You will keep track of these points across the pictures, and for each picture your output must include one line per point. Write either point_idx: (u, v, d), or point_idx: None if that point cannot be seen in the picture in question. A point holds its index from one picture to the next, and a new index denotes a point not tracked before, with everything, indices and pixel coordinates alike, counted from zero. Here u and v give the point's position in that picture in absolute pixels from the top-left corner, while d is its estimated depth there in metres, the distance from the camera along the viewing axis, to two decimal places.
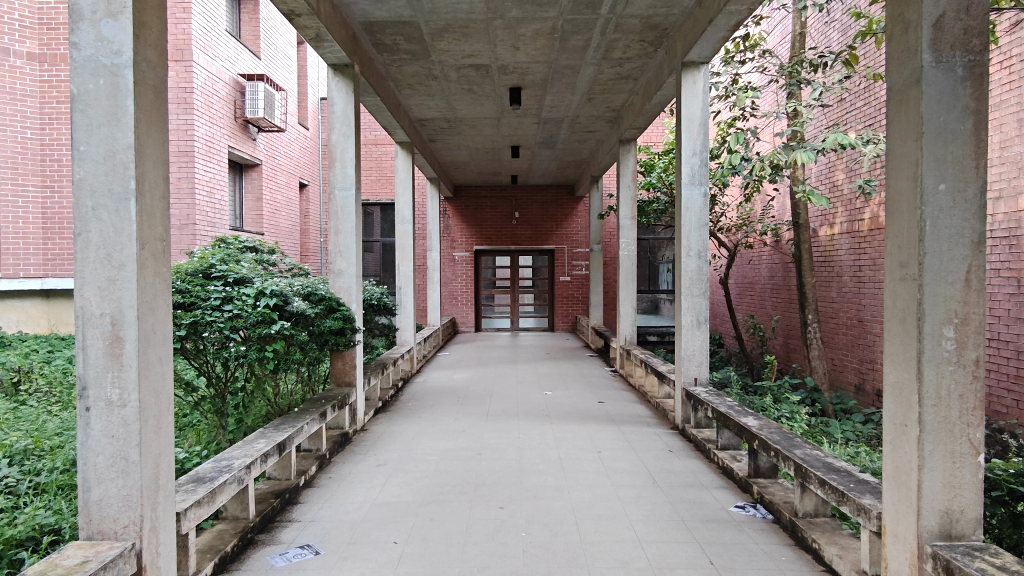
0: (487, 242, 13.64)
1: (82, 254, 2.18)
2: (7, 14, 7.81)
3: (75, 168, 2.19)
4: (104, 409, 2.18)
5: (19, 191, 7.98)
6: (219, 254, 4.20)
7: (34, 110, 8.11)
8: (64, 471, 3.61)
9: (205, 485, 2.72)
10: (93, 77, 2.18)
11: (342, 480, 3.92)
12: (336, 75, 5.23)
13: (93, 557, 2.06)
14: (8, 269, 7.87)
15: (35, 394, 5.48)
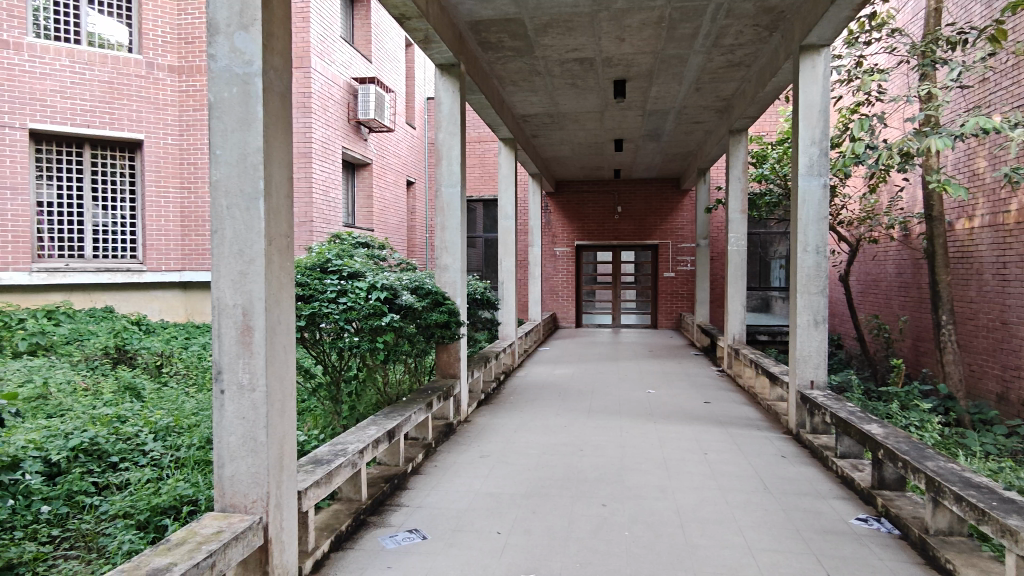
0: (589, 237, 13.55)
1: (218, 249, 2.37)
2: (151, 32, 8.64)
3: (212, 170, 2.38)
4: (237, 393, 2.35)
5: (162, 193, 8.82)
6: (335, 249, 4.42)
7: (174, 118, 8.89)
8: (200, 448, 3.96)
9: (323, 467, 2.89)
10: (228, 86, 2.36)
11: (447, 470, 4.03)
12: (443, 74, 5.35)
13: (227, 527, 2.23)
14: (153, 264, 8.72)
15: (176, 376, 6.05)
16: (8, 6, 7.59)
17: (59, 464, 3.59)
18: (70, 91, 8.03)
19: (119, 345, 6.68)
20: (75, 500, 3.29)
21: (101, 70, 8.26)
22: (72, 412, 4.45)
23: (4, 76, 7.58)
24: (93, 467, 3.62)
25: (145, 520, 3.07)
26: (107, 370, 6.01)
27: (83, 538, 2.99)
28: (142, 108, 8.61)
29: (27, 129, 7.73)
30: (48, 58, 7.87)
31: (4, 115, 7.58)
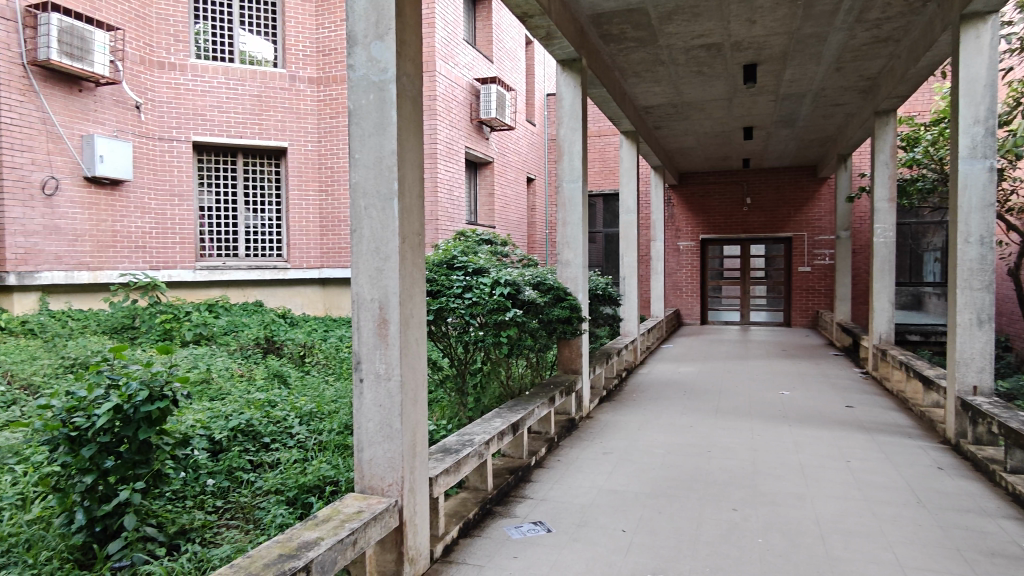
0: (715, 230, 13.03)
1: (358, 247, 2.54)
2: (294, 46, 9.34)
3: (352, 173, 2.54)
4: (374, 382, 2.50)
5: (304, 196, 9.50)
6: (460, 246, 4.56)
7: (314, 126, 9.51)
8: (340, 432, 4.24)
9: (452, 456, 3.00)
10: (365, 94, 2.51)
11: (571, 465, 4.04)
12: (565, 69, 5.35)
13: (366, 508, 2.37)
14: (296, 262, 9.45)
15: (317, 365, 6.53)
16: (176, 32, 8.63)
17: (222, 443, 3.99)
18: (226, 105, 8.89)
19: (267, 336, 7.31)
20: (235, 475, 3.64)
21: (251, 85, 9.05)
22: (231, 396, 4.93)
23: (172, 94, 8.60)
24: (248, 446, 4.00)
25: (294, 497, 3.34)
26: (259, 359, 6.59)
27: (242, 510, 3.31)
28: (287, 118, 9.31)
29: (190, 141, 8.71)
30: (207, 76, 8.78)
31: (172, 130, 8.59)
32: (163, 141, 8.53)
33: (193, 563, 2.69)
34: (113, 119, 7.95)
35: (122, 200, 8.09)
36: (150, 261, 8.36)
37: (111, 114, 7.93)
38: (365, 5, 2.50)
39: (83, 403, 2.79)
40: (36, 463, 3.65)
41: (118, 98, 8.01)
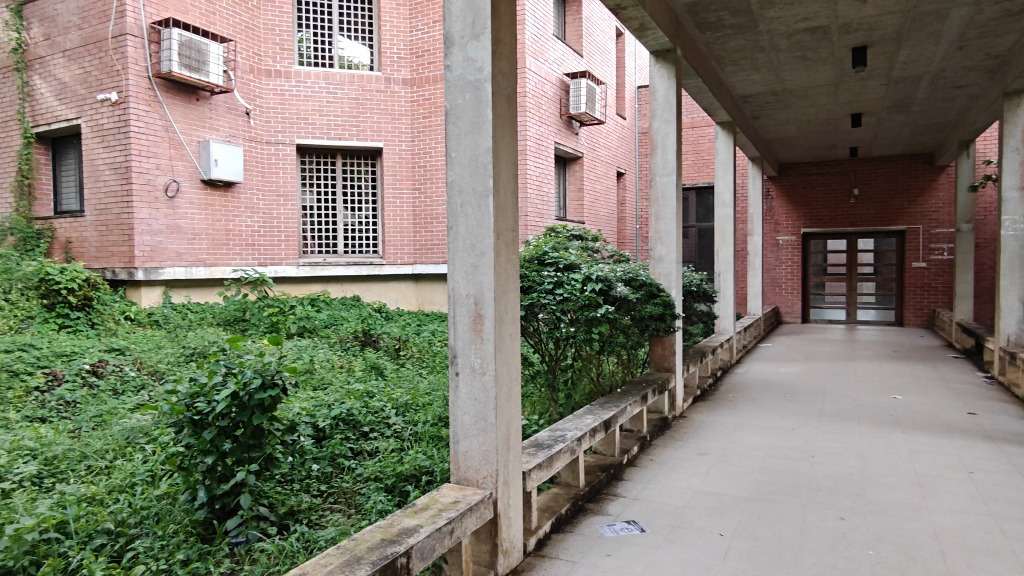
0: (818, 224, 12.37)
1: (454, 244, 2.60)
2: (389, 50, 9.65)
3: (449, 172, 2.61)
4: (470, 375, 2.56)
5: (398, 195, 9.80)
6: (551, 242, 4.57)
7: (407, 127, 9.79)
8: (434, 424, 4.36)
9: (544, 451, 3.02)
10: (462, 93, 2.56)
11: (664, 465, 3.96)
12: (659, 61, 5.22)
13: (462, 499, 2.43)
14: (391, 258, 9.78)
15: (412, 358, 6.74)
16: (281, 41, 9.13)
17: (325, 430, 4.21)
18: (326, 109, 9.30)
19: (365, 329, 7.62)
20: (337, 462, 3.83)
21: (349, 88, 9.43)
22: (332, 386, 5.18)
23: (278, 100, 9.09)
24: (349, 434, 4.19)
25: (392, 484, 3.46)
26: (357, 351, 6.88)
27: (344, 495, 3.48)
28: (382, 119, 9.64)
29: (294, 144, 9.20)
30: (310, 82, 9.23)
31: (278, 134, 9.10)
32: (271, 145, 9.06)
33: (301, 543, 2.86)
34: (226, 125, 8.54)
35: (234, 201, 8.65)
36: (258, 258, 8.89)
37: (224, 120, 8.52)
38: (462, 6, 2.55)
39: (204, 389, 3.02)
40: (163, 444, 3.98)
41: (231, 106, 8.59)
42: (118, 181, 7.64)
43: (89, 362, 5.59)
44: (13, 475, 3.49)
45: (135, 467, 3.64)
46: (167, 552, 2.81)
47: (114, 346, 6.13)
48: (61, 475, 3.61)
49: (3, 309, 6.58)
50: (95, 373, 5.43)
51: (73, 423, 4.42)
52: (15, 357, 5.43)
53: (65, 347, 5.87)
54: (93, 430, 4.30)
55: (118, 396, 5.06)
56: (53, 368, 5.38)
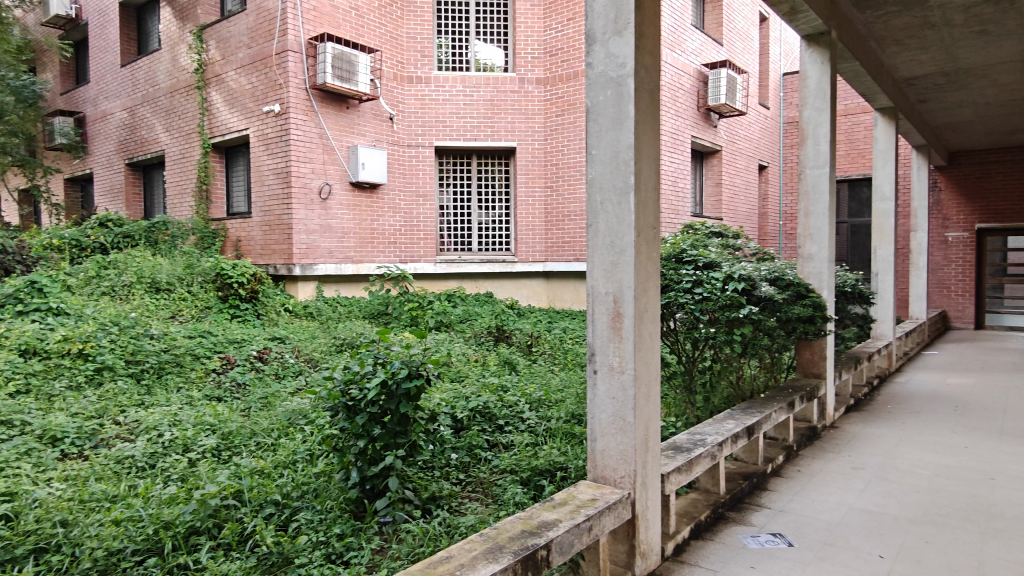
0: (996, 218, 10.99)
1: (593, 242, 2.60)
2: (523, 51, 9.80)
3: (589, 170, 2.61)
4: (608, 373, 2.54)
5: (531, 194, 9.92)
6: (690, 239, 4.43)
7: (541, 126, 9.88)
8: (567, 421, 4.38)
9: (683, 454, 2.95)
10: (603, 90, 2.55)
11: (814, 477, 3.71)
12: (810, 46, 4.88)
13: (600, 497, 2.43)
14: (523, 256, 9.92)
15: (544, 354, 6.82)
16: (422, 48, 9.58)
17: (463, 421, 4.36)
18: (463, 111, 9.64)
19: (498, 325, 7.81)
20: (474, 452, 3.95)
21: (485, 91, 9.70)
22: (469, 378, 5.38)
23: (418, 105, 9.55)
24: (485, 426, 4.32)
25: (527, 478, 3.53)
26: (491, 346, 7.07)
27: (482, 485, 3.59)
28: (516, 120, 9.81)
29: (433, 146, 9.61)
30: (448, 86, 9.59)
31: (419, 137, 9.56)
32: (412, 148, 9.53)
33: (443, 528, 3.00)
34: (372, 131, 9.11)
35: (378, 202, 9.20)
36: (400, 255, 9.39)
37: (370, 126, 9.09)
38: (604, 3, 2.53)
39: (357, 376, 3.25)
40: (319, 426, 4.33)
41: (376, 112, 9.16)
42: (280, 185, 8.40)
43: (257, 348, 6.20)
44: (197, 447, 3.98)
45: (296, 445, 3.99)
46: (325, 526, 3.05)
47: (277, 334, 6.76)
48: (235, 449, 4.04)
49: (187, 300, 7.47)
50: (261, 359, 6.02)
51: (243, 403, 4.93)
52: (197, 342, 6.14)
53: (236, 335, 6.55)
54: (260, 410, 4.77)
55: (280, 380, 5.58)
56: (227, 353, 6.03)
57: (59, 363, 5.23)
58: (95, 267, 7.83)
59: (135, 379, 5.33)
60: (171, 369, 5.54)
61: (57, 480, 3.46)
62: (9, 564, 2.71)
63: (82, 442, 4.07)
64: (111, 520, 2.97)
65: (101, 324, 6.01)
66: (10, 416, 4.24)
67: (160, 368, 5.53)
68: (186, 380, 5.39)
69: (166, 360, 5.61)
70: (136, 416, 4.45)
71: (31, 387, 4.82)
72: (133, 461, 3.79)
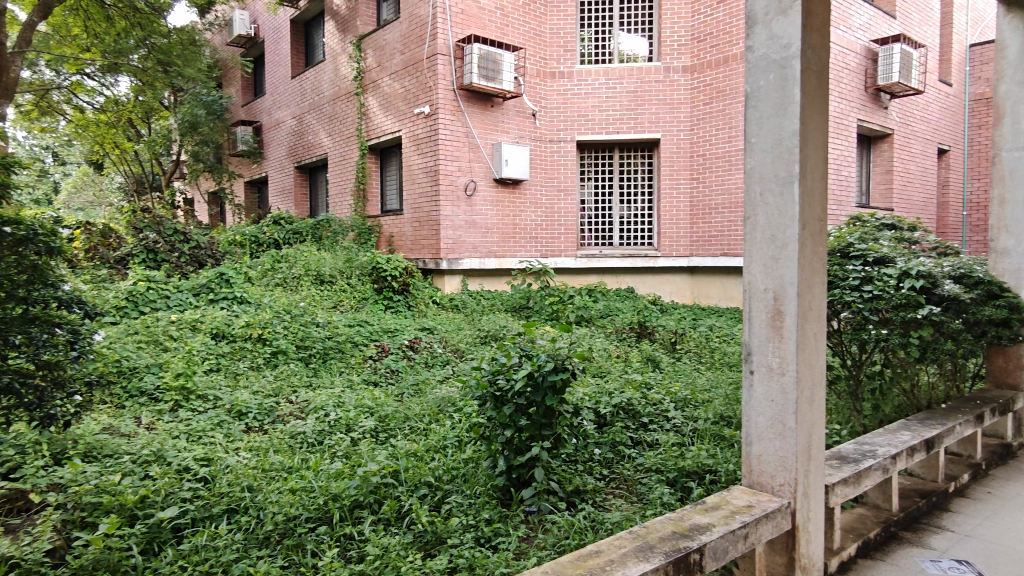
0: None
1: (752, 235, 2.46)
2: (669, 38, 9.49)
3: (748, 159, 2.47)
4: (766, 375, 2.40)
5: (675, 186, 9.60)
6: (857, 232, 4.07)
7: (687, 115, 9.54)
8: (715, 422, 4.22)
9: (851, 465, 2.72)
10: (765, 74, 2.40)
11: (1008, 501, 3.27)
12: (1009, 11, 4.29)
13: (757, 505, 2.31)
14: (666, 250, 9.64)
15: (689, 352, 6.59)
16: (565, 43, 9.60)
17: (607, 416, 4.33)
18: (606, 104, 9.54)
19: (640, 321, 7.66)
20: (618, 449, 3.91)
21: (629, 82, 9.53)
22: (612, 374, 5.33)
23: (561, 100, 9.58)
24: (629, 423, 4.27)
25: (674, 478, 3.45)
26: (633, 342, 6.95)
27: (626, 482, 3.55)
28: (661, 110, 9.54)
29: (575, 140, 9.61)
30: (591, 79, 9.54)
31: (561, 132, 9.60)
32: (554, 143, 9.60)
33: (589, 522, 3.00)
34: (516, 128, 9.31)
35: (521, 198, 9.37)
36: (541, 250, 9.51)
37: (514, 123, 9.29)
38: None
39: (504, 367, 3.32)
40: (467, 414, 4.51)
41: (520, 109, 9.35)
42: (429, 183, 8.83)
43: (408, 338, 6.57)
44: (358, 428, 4.30)
45: (446, 431, 4.19)
46: (474, 509, 3.17)
47: (426, 325, 7.12)
48: (391, 431, 4.32)
49: (347, 291, 8.09)
50: (412, 348, 6.36)
51: (397, 388, 5.25)
52: (356, 331, 6.62)
53: (390, 325, 6.98)
54: (412, 396, 5.06)
55: (429, 369, 5.88)
56: (382, 342, 6.45)
57: (243, 345, 5.89)
58: (271, 261, 8.69)
59: (304, 362, 5.87)
60: (334, 355, 6.04)
61: (243, 449, 3.90)
62: (208, 520, 3.09)
63: (262, 417, 4.55)
64: (288, 489, 3.29)
65: (276, 312, 6.66)
66: (205, 391, 4.83)
67: (325, 353, 6.04)
68: (347, 365, 5.85)
69: (330, 346, 6.12)
70: (306, 396, 4.90)
71: (221, 366, 5.46)
72: (305, 436, 4.17)
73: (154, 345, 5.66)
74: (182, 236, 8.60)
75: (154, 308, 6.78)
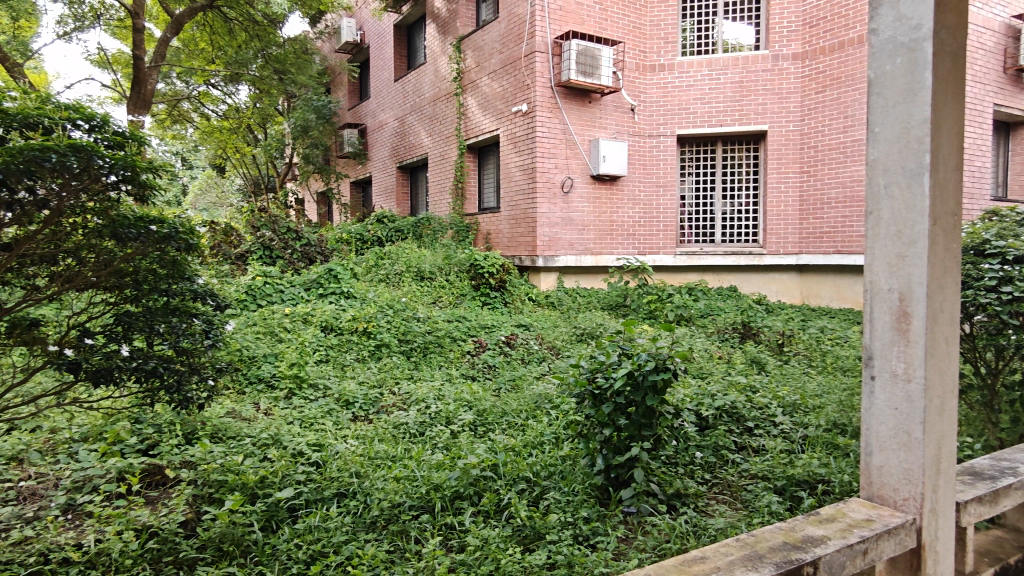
0: None
1: (874, 231, 2.30)
2: (778, 25, 9.04)
3: (871, 150, 2.31)
4: (890, 381, 2.24)
5: (783, 179, 9.15)
6: (994, 228, 3.71)
7: (797, 105, 9.06)
8: (828, 430, 3.98)
9: (987, 482, 2.49)
10: (891, 58, 2.23)
11: None
12: None
13: (877, 519, 2.16)
14: (773, 247, 9.21)
15: (797, 355, 6.26)
16: (666, 35, 9.34)
17: (709, 419, 4.20)
18: (709, 96, 9.22)
19: (745, 321, 7.36)
20: (721, 453, 3.78)
21: (733, 72, 9.17)
22: (714, 376, 5.17)
23: (661, 93, 9.35)
24: (733, 427, 4.11)
25: (782, 487, 3.30)
26: (737, 343, 6.69)
27: (730, 488, 3.43)
28: (768, 100, 9.12)
29: (676, 134, 9.36)
30: (693, 71, 9.26)
31: (661, 126, 9.36)
32: (654, 137, 9.39)
33: (691, 527, 2.93)
34: (614, 123, 9.19)
35: (619, 194, 9.24)
36: (639, 248, 9.35)
37: (612, 119, 9.18)
38: None
39: (603, 365, 3.29)
40: (565, 412, 4.51)
41: (619, 104, 9.21)
42: (527, 181, 8.89)
43: (505, 334, 6.66)
44: (458, 421, 4.41)
45: (543, 427, 4.21)
46: (573, 507, 3.17)
47: (522, 321, 7.18)
48: (489, 426, 4.39)
49: (446, 288, 8.30)
50: (509, 344, 6.45)
51: (495, 383, 5.34)
52: (455, 326, 6.79)
53: (488, 321, 7.09)
54: (509, 392, 5.12)
55: (525, 365, 5.93)
56: (480, 337, 6.57)
57: (350, 338, 6.18)
58: (374, 258, 9.05)
59: (406, 356, 6.08)
60: (434, 349, 6.21)
61: (351, 437, 4.09)
62: (321, 502, 3.27)
63: (368, 407, 4.76)
64: (393, 477, 3.42)
65: (380, 307, 6.94)
66: (316, 380, 5.11)
67: (425, 348, 6.23)
68: (446, 359, 6.01)
69: (430, 340, 6.30)
70: (409, 388, 5.08)
71: (330, 357, 5.75)
72: (407, 427, 4.33)
73: (271, 336, 6.05)
74: (295, 234, 9.13)
75: (270, 301, 7.24)
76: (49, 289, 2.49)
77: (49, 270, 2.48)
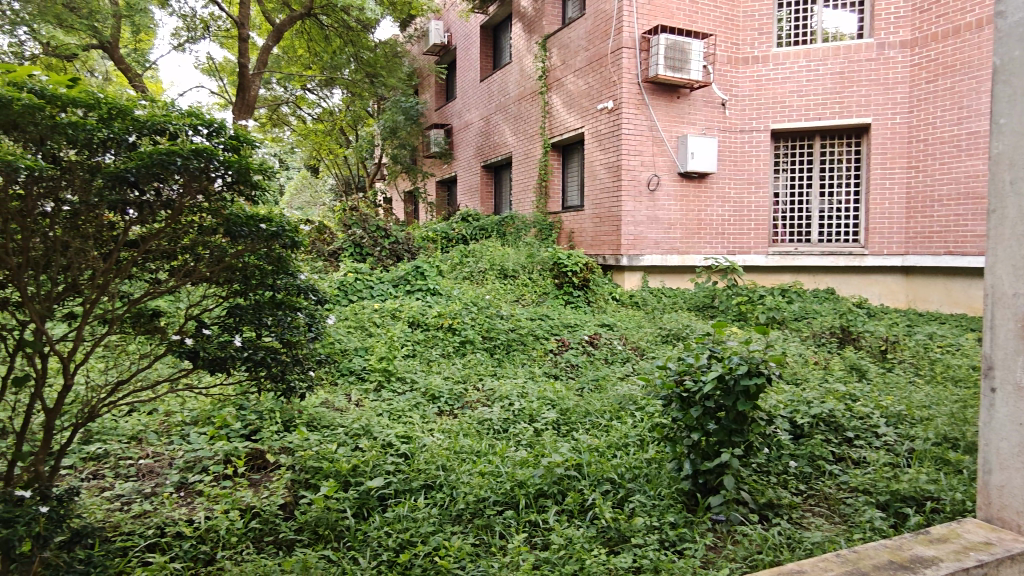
0: None
1: (998, 230, 2.19)
2: (885, 11, 8.51)
3: (995, 143, 2.22)
4: (1013, 392, 2.11)
5: (888, 175, 8.61)
6: None
7: (905, 96, 8.50)
8: (937, 444, 3.71)
9: None
10: (1019, 44, 2.14)
11: None
12: None
13: (998, 542, 2.03)
14: (875, 248, 8.66)
15: (902, 362, 5.87)
16: (761, 26, 8.97)
17: (805, 428, 4.01)
18: (806, 89, 8.79)
19: (843, 325, 6.98)
20: (817, 463, 3.59)
21: (834, 63, 8.70)
22: (809, 382, 4.93)
23: (754, 87, 8.99)
24: (830, 437, 3.91)
25: (885, 502, 3.10)
26: (834, 349, 6.34)
27: (826, 501, 3.26)
28: (872, 92, 8.59)
29: (769, 129, 8.97)
30: (789, 62, 8.85)
31: (753, 121, 9.02)
32: (745, 133, 9.06)
33: (784, 538, 2.81)
34: (704, 119, 8.93)
35: (708, 192, 8.97)
36: (729, 247, 9.05)
37: (702, 114, 8.92)
38: None
39: (691, 367, 3.17)
40: (650, 414, 4.43)
41: (709, 99, 8.94)
42: (612, 178, 8.79)
43: (589, 333, 6.63)
44: (541, 419, 4.42)
45: (627, 429, 4.15)
46: (658, 511, 3.11)
47: (606, 321, 7.12)
48: (572, 425, 4.38)
49: (529, 286, 8.34)
50: (592, 343, 6.41)
51: (578, 382, 5.33)
52: (538, 324, 6.81)
53: (571, 320, 7.07)
54: (592, 392, 5.09)
55: (609, 365, 5.87)
56: (563, 336, 6.56)
57: (435, 334, 6.32)
58: (459, 256, 9.21)
59: (489, 352, 6.15)
60: (517, 346, 6.26)
61: (437, 431, 4.19)
62: (408, 493, 3.36)
63: (453, 402, 4.87)
64: (478, 472, 3.48)
65: (466, 304, 7.07)
66: (404, 374, 5.27)
67: (508, 345, 6.28)
68: (529, 357, 6.04)
69: (513, 338, 6.35)
70: (492, 385, 5.14)
71: (417, 352, 5.91)
72: (491, 423, 4.38)
73: (361, 331, 6.28)
74: (384, 232, 9.43)
75: (361, 297, 7.52)
76: (169, 282, 2.68)
77: (168, 266, 2.68)
